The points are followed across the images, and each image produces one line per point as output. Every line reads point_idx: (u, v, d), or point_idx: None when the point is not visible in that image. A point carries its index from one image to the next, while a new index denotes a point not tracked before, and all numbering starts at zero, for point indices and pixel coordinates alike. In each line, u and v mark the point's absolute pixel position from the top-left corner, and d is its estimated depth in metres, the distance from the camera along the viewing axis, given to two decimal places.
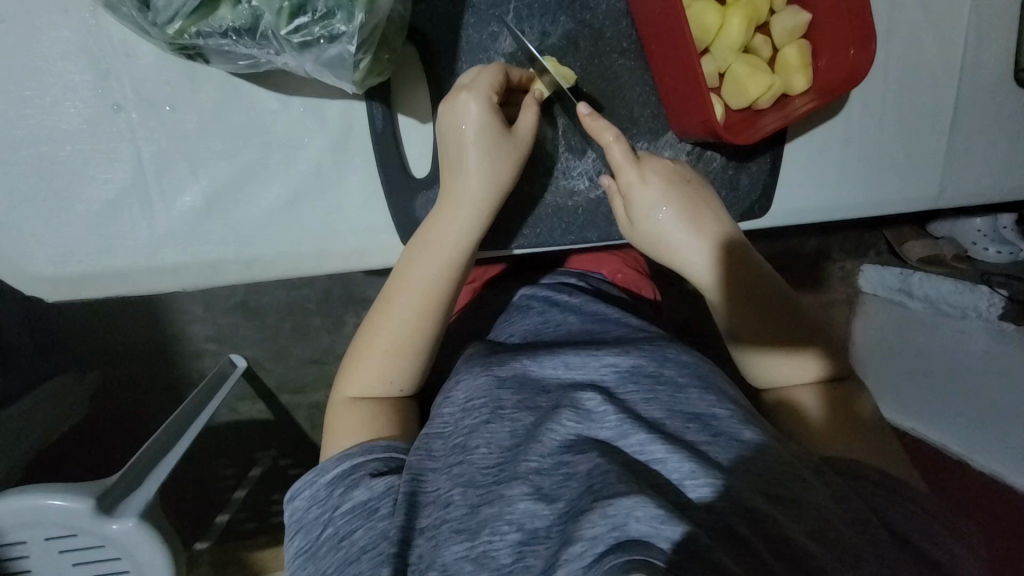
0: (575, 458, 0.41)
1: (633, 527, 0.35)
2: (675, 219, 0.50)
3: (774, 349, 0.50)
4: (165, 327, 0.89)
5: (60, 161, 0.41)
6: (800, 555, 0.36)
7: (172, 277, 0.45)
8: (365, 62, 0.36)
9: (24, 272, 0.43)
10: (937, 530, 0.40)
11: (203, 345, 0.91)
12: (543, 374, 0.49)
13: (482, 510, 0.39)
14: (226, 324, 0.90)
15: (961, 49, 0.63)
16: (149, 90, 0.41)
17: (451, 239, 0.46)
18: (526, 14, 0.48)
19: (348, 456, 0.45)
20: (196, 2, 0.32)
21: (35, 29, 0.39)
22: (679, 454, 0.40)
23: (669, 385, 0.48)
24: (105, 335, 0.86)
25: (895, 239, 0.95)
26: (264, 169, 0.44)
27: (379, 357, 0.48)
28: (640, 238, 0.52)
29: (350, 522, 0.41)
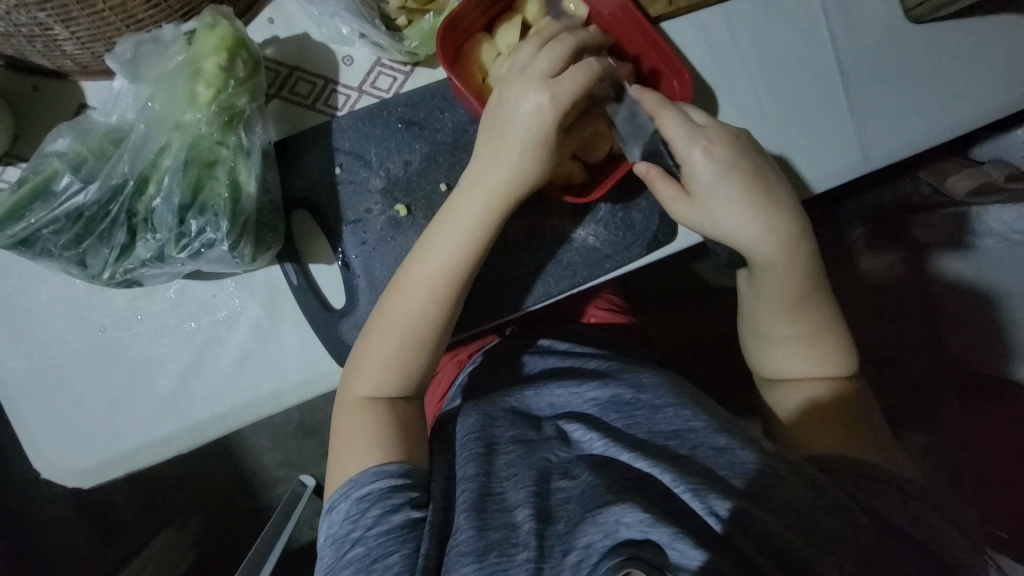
0: (569, 483, 0.48)
1: (623, 532, 0.41)
2: (744, 192, 0.52)
3: (798, 355, 0.55)
4: (241, 464, 1.02)
5: (72, 382, 0.54)
6: (784, 546, 0.41)
7: (167, 445, 0.55)
8: (246, 250, 0.46)
9: (66, 473, 0.54)
10: (930, 519, 0.44)
11: (276, 472, 1.03)
12: (530, 408, 0.56)
13: (488, 534, 0.45)
14: (291, 448, 1.03)
15: (824, 22, 0.64)
16: (123, 310, 0.54)
17: (441, 261, 0.50)
18: (385, 154, 0.56)
19: (386, 474, 0.48)
20: (115, 254, 0.44)
21: (40, 295, 0.54)
22: (660, 467, 0.46)
23: (648, 408, 0.53)
24: (199, 483, 1.02)
25: (936, 177, 0.84)
26: (217, 341, 0.55)
27: (391, 334, 0.51)
28: (695, 212, 0.52)
29: (382, 545, 0.44)
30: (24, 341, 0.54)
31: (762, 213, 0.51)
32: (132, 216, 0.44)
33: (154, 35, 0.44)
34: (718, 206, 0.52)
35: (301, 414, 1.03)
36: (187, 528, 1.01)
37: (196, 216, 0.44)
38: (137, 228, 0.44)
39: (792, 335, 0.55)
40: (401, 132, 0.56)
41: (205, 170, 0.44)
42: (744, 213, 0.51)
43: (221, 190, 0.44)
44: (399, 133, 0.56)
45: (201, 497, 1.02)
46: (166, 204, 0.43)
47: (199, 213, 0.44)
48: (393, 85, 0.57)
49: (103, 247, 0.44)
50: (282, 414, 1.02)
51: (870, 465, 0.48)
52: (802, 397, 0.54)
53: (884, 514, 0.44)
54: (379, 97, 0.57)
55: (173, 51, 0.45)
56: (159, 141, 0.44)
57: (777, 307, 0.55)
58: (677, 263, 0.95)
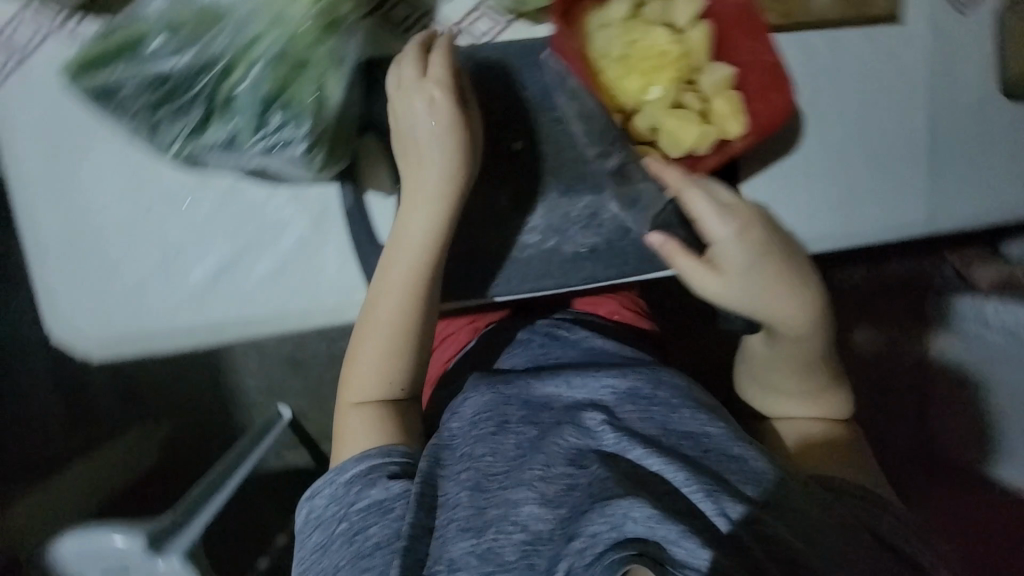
0: (576, 470, 0.47)
1: (630, 527, 0.40)
2: (779, 278, 0.50)
3: (796, 399, 0.57)
4: (226, 379, 1.02)
5: (107, 250, 0.53)
6: (790, 554, 0.41)
7: (188, 335, 0.54)
8: (319, 157, 0.45)
9: (81, 340, 0.54)
10: (914, 542, 0.45)
11: (257, 396, 1.03)
12: (548, 392, 0.54)
13: (487, 511, 0.45)
14: (276, 376, 1.02)
15: (924, 75, 0.63)
16: (173, 191, 0.52)
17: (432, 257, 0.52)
18: (469, 99, 0.55)
19: (367, 457, 0.49)
20: (189, 129, 0.43)
21: (88, 155, 0.52)
22: (673, 465, 0.46)
23: (664, 405, 0.52)
24: (179, 388, 1.01)
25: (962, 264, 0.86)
26: (259, 245, 0.54)
27: (379, 341, 0.53)
28: (716, 293, 0.51)
29: (365, 517, 0.46)
30: (63, 197, 0.52)
31: (791, 302, 0.50)
32: (213, 98, 0.42)
33: None
34: (741, 295, 0.50)
35: (291, 347, 1.02)
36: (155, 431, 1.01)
37: (281, 111, 0.43)
38: (216, 111, 0.43)
39: (797, 391, 0.56)
40: (489, 80, 0.55)
41: (295, 70, 0.43)
42: (748, 301, 0.51)
43: (310, 91, 0.43)
44: (487, 81, 0.55)
45: (178, 403, 1.01)
46: (249, 94, 0.42)
47: (285, 109, 0.43)
48: (491, 31, 0.56)
49: (179, 119, 0.42)
50: (275, 341, 1.01)
51: (863, 488, 0.49)
52: (798, 438, 0.56)
53: (876, 528, 0.45)
54: (474, 40, 0.56)
55: None
56: (254, 30, 0.42)
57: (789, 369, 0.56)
58: None
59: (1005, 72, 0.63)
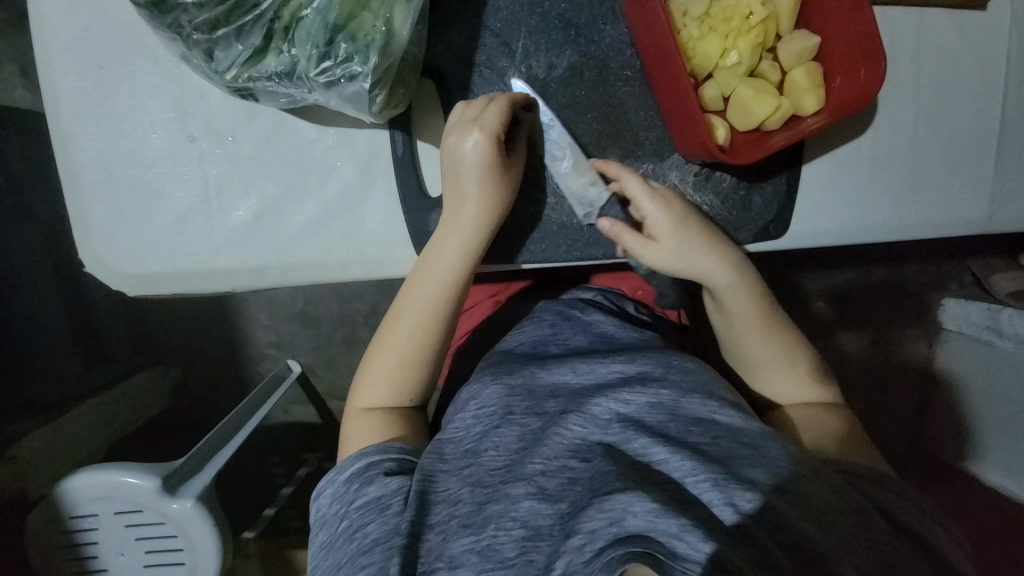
0: (580, 463, 0.46)
1: (630, 522, 0.38)
2: (697, 241, 0.52)
3: (788, 378, 0.57)
4: (239, 330, 1.01)
5: (145, 181, 0.51)
6: (802, 541, 0.40)
7: (226, 278, 0.53)
8: (380, 97, 0.43)
9: (112, 272, 0.52)
10: (916, 516, 0.45)
11: (265, 349, 1.02)
12: (553, 381, 0.54)
13: (487, 507, 0.44)
14: (285, 331, 1.02)
15: (1005, 65, 0.60)
16: (217, 123, 0.50)
17: (446, 272, 0.51)
18: (531, 50, 0.51)
19: (363, 455, 0.49)
20: (248, 54, 0.40)
21: (133, 77, 0.49)
22: (679, 454, 0.45)
23: (673, 389, 0.52)
24: (193, 335, 1.00)
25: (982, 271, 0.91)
26: (302, 189, 0.52)
27: (397, 355, 0.52)
28: (663, 259, 0.52)
29: (364, 515, 0.45)
30: (103, 120, 0.50)
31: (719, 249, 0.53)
32: (275, 19, 0.39)
33: None
34: (672, 257, 0.52)
35: (302, 302, 1.01)
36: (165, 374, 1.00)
37: (346, 41, 0.39)
38: (277, 35, 0.39)
39: (788, 362, 0.57)
40: (555, 32, 0.52)
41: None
42: (678, 263, 0.52)
43: (378, 22, 0.40)
44: (553, 32, 0.52)
45: (188, 349, 1.00)
46: (317, 17, 0.39)
47: (350, 39, 0.39)
48: None
49: (237, 41, 0.39)
50: (286, 295, 1.00)
51: (880, 473, 0.49)
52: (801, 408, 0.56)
53: (898, 517, 0.45)
54: None
55: None
56: None
57: (748, 333, 0.56)
58: None
59: None
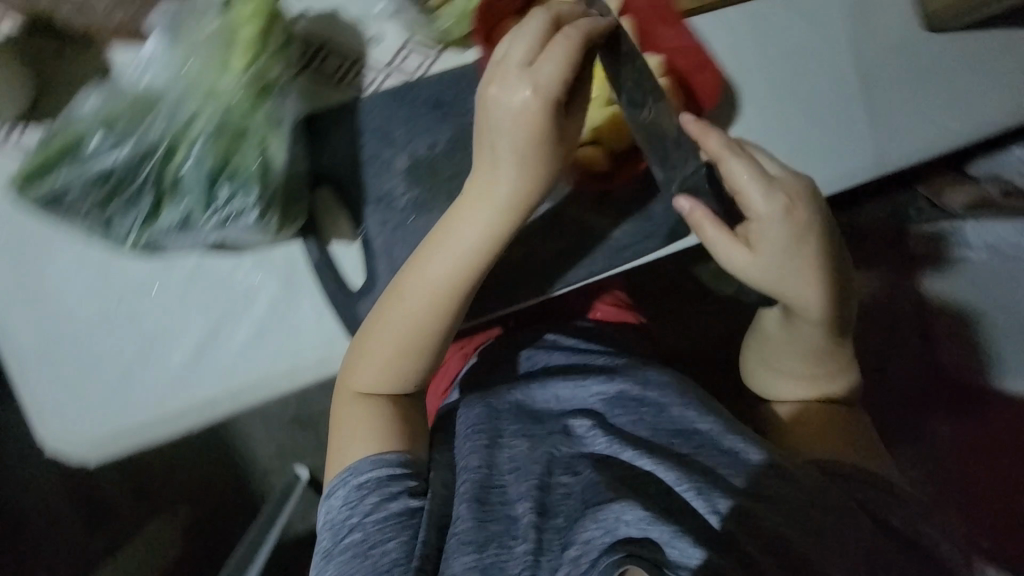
0: (572, 478, 0.49)
1: (622, 530, 0.42)
2: (799, 247, 0.51)
3: (790, 376, 0.59)
4: (236, 451, 1.01)
5: (84, 352, 0.53)
6: (776, 534, 0.43)
7: (178, 421, 0.54)
8: (274, 219, 0.45)
9: (72, 445, 0.53)
10: (898, 509, 0.48)
11: (270, 462, 1.01)
12: (538, 405, 0.56)
13: (489, 526, 0.46)
14: (286, 438, 1.01)
15: (844, 27, 0.65)
16: (140, 281, 0.53)
17: (439, 267, 0.49)
18: (412, 136, 0.56)
19: (382, 463, 0.48)
20: (143, 219, 0.43)
21: (56, 262, 0.53)
22: (663, 465, 0.48)
23: (652, 406, 0.54)
24: (192, 470, 1.01)
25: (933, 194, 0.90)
26: (233, 316, 0.54)
27: (396, 345, 0.50)
28: (759, 267, 0.51)
29: (381, 530, 0.45)
30: (34, 308, 0.53)
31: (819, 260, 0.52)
32: (160, 184, 0.43)
33: (193, 5, 0.45)
34: (771, 268, 0.51)
35: (296, 405, 1.01)
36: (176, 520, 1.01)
37: (228, 182, 0.43)
38: (165, 195, 0.43)
39: (785, 364, 0.59)
40: (428, 115, 0.56)
41: (236, 140, 0.44)
42: (778, 281, 0.52)
43: (253, 158, 0.44)
44: (426, 116, 0.56)
45: (192, 484, 1.01)
46: (198, 171, 0.43)
47: (231, 179, 0.43)
48: (422, 65, 0.56)
49: (130, 211, 0.43)
50: (277, 404, 1.00)
51: (869, 473, 0.51)
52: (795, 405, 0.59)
53: (885, 518, 0.47)
54: (408, 78, 0.56)
55: (206, 20, 0.44)
56: (190, 110, 0.44)
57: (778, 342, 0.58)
58: (686, 262, 0.96)
59: (924, 12, 0.66)
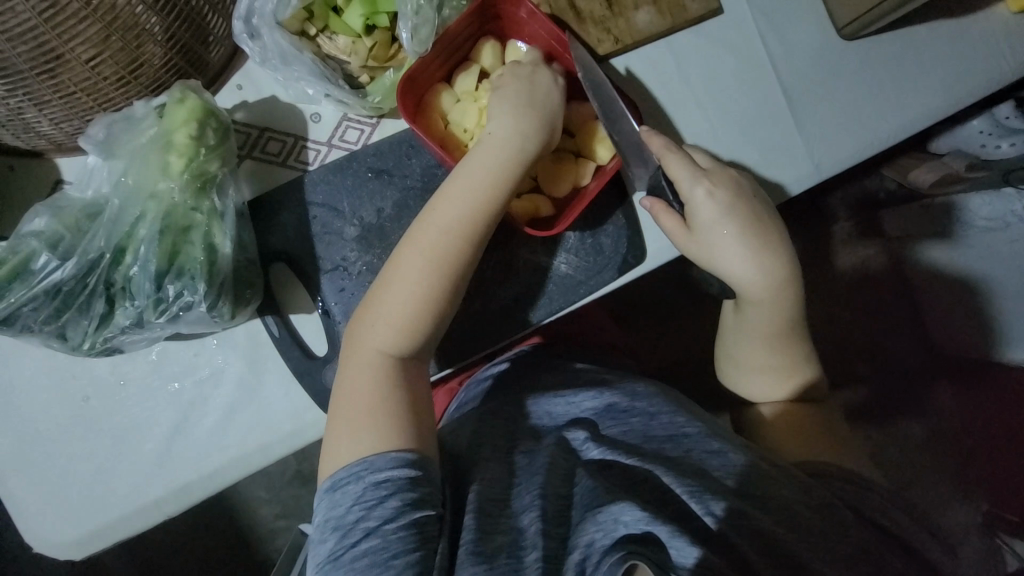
0: (569, 489, 0.49)
1: (621, 529, 0.44)
2: (739, 236, 0.56)
3: (768, 375, 0.60)
4: (239, 518, 1.01)
5: (57, 454, 0.54)
6: (769, 540, 0.44)
7: (159, 509, 0.55)
8: (225, 307, 0.47)
9: (55, 546, 0.54)
10: (888, 508, 0.47)
11: (275, 523, 1.01)
12: (533, 423, 0.57)
13: (496, 538, 0.46)
14: (289, 496, 1.01)
15: (763, 45, 0.68)
16: (106, 377, 0.54)
17: (459, 201, 0.50)
18: (359, 203, 0.58)
19: (405, 468, 0.45)
20: (96, 323, 0.45)
21: (21, 370, 0.54)
22: (661, 467, 0.48)
23: (643, 415, 0.56)
24: (197, 544, 1.00)
25: (900, 175, 0.95)
26: (202, 399, 0.55)
27: (419, 282, 0.49)
28: (699, 245, 0.57)
29: (402, 538, 0.42)
30: (5, 418, 0.54)
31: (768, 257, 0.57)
32: (110, 286, 0.45)
33: (127, 114, 0.46)
34: (708, 249, 0.57)
35: (296, 461, 1.01)
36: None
37: (173, 281, 0.45)
38: (116, 297, 0.45)
39: (765, 363, 0.60)
40: (371, 181, 0.58)
41: (181, 236, 0.46)
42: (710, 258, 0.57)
43: (196, 254, 0.46)
44: (370, 182, 0.58)
45: (198, 558, 1.00)
46: (144, 272, 0.45)
47: (176, 278, 0.45)
48: (361, 137, 0.59)
49: (83, 317, 0.45)
50: (275, 464, 1.00)
51: (848, 471, 0.51)
52: (775, 407, 0.60)
53: (865, 512, 0.47)
54: (349, 149, 0.59)
55: (144, 126, 0.46)
56: (134, 213, 0.46)
57: (757, 340, 0.60)
58: (659, 277, 0.98)
59: (838, 21, 0.69)
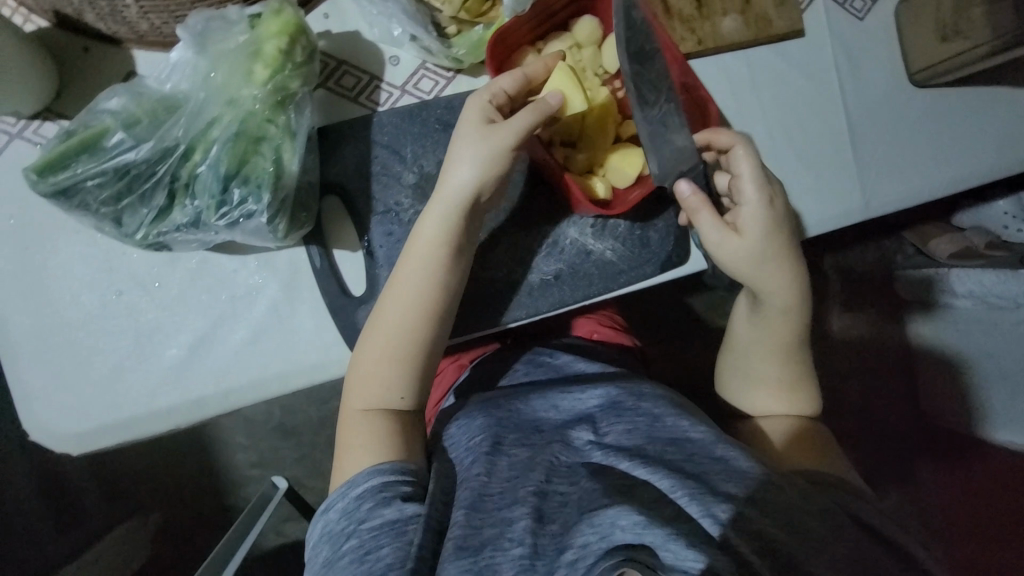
0: (569, 486, 0.47)
1: (618, 535, 0.41)
2: (779, 251, 0.57)
3: (771, 390, 0.61)
4: (216, 458, 0.99)
5: (78, 344, 0.53)
6: (774, 544, 0.42)
7: (168, 418, 0.54)
8: (282, 225, 0.47)
9: (55, 437, 0.53)
10: (883, 519, 0.48)
11: (248, 471, 1.00)
12: (538, 416, 0.55)
13: (483, 530, 0.44)
14: (265, 446, 1.00)
15: (838, 75, 0.69)
16: (143, 276, 0.54)
17: (423, 269, 0.52)
18: (422, 152, 0.58)
19: (378, 472, 0.48)
20: (153, 215, 0.45)
21: (58, 253, 0.53)
22: (659, 474, 0.46)
23: (648, 416, 0.53)
24: (171, 474, 0.99)
25: (919, 240, 0.94)
26: (233, 317, 0.55)
27: (385, 352, 0.52)
28: (741, 250, 0.56)
29: (376, 537, 0.44)
30: (32, 296, 0.53)
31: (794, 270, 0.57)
32: (176, 181, 0.45)
33: (222, 13, 0.46)
34: (751, 253, 0.56)
35: (279, 413, 1.00)
36: (146, 523, 0.99)
37: (239, 186, 0.45)
38: (178, 192, 0.45)
39: (772, 377, 0.61)
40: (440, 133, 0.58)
41: (252, 145, 0.45)
42: (757, 267, 0.56)
43: (267, 165, 0.45)
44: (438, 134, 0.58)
45: (169, 489, 0.99)
46: (212, 173, 0.44)
47: (243, 184, 0.45)
48: (435, 88, 0.59)
49: (143, 207, 0.45)
50: (259, 412, 0.99)
51: (844, 481, 0.51)
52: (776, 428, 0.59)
53: (865, 520, 0.47)
54: (421, 98, 0.59)
55: (235, 32, 0.46)
56: (212, 114, 0.45)
57: (772, 352, 0.61)
58: (671, 293, 0.98)
59: (911, 67, 0.70)
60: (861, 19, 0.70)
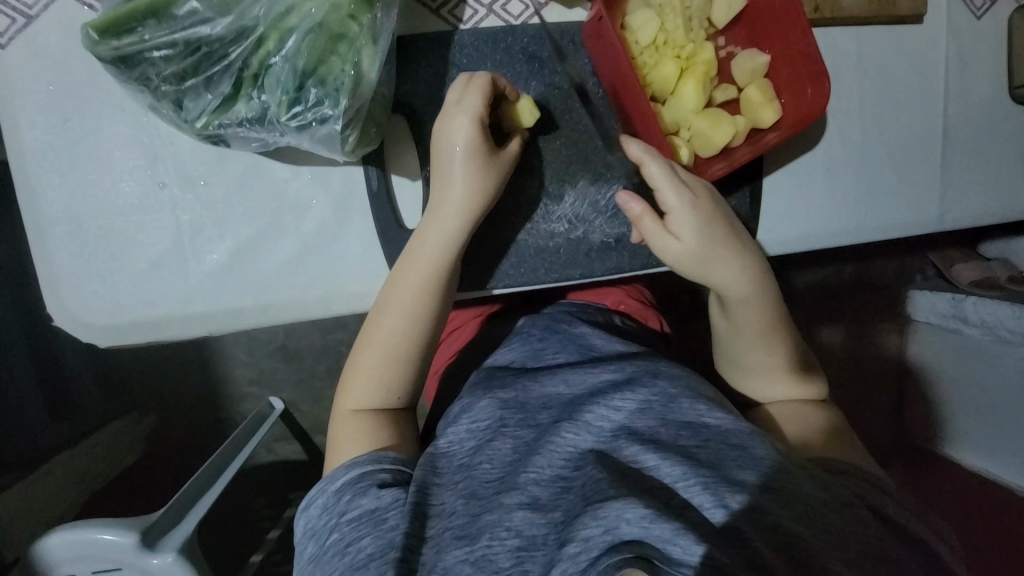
0: (573, 472, 0.43)
1: (624, 530, 0.36)
2: (723, 252, 0.53)
3: (774, 377, 0.57)
4: (216, 370, 0.98)
5: (114, 232, 0.50)
6: (789, 540, 0.37)
7: (199, 323, 0.52)
8: (353, 136, 0.44)
9: (82, 325, 0.51)
10: (899, 507, 0.45)
11: (246, 387, 0.99)
12: (547, 392, 0.51)
13: (480, 517, 0.42)
14: (266, 366, 0.99)
15: (942, 73, 0.64)
16: (188, 170, 0.50)
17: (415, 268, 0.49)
18: None
19: (356, 464, 0.47)
20: (218, 102, 0.41)
21: (102, 131, 0.49)
22: (669, 460, 0.42)
23: (662, 396, 0.48)
24: (172, 378, 0.98)
25: (943, 263, 0.95)
26: (279, 230, 0.52)
27: (380, 359, 0.50)
28: (692, 264, 0.53)
29: (356, 528, 0.42)
30: (68, 172, 0.49)
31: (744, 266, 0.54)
32: (245, 69, 0.40)
33: None
34: (694, 258, 0.53)
35: (282, 335, 0.99)
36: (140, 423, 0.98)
37: (316, 85, 0.40)
38: (245, 82, 0.41)
39: (769, 365, 0.57)
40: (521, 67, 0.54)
41: (331, 43, 0.40)
42: (698, 268, 0.53)
43: (347, 65, 0.41)
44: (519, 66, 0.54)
45: (164, 393, 0.98)
46: (286, 65, 0.40)
47: (319, 83, 0.40)
48: (524, 14, 0.54)
49: (207, 91, 0.41)
50: (264, 331, 0.98)
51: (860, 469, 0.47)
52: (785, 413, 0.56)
53: (884, 511, 0.44)
54: (508, 22, 0.54)
55: None
56: None
57: (753, 340, 0.57)
58: None
59: (1013, 80, 0.65)
60: (978, 17, 0.64)
